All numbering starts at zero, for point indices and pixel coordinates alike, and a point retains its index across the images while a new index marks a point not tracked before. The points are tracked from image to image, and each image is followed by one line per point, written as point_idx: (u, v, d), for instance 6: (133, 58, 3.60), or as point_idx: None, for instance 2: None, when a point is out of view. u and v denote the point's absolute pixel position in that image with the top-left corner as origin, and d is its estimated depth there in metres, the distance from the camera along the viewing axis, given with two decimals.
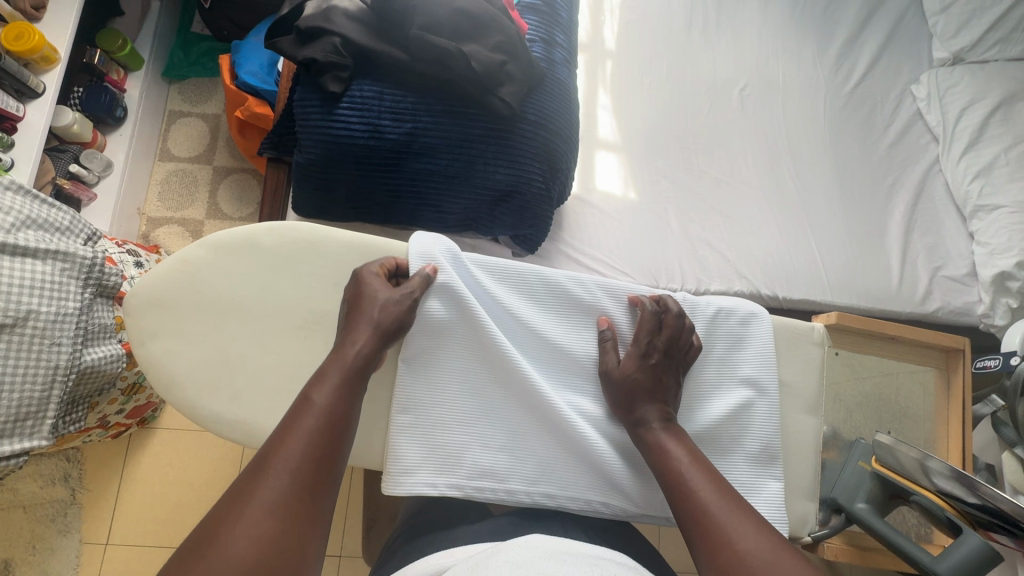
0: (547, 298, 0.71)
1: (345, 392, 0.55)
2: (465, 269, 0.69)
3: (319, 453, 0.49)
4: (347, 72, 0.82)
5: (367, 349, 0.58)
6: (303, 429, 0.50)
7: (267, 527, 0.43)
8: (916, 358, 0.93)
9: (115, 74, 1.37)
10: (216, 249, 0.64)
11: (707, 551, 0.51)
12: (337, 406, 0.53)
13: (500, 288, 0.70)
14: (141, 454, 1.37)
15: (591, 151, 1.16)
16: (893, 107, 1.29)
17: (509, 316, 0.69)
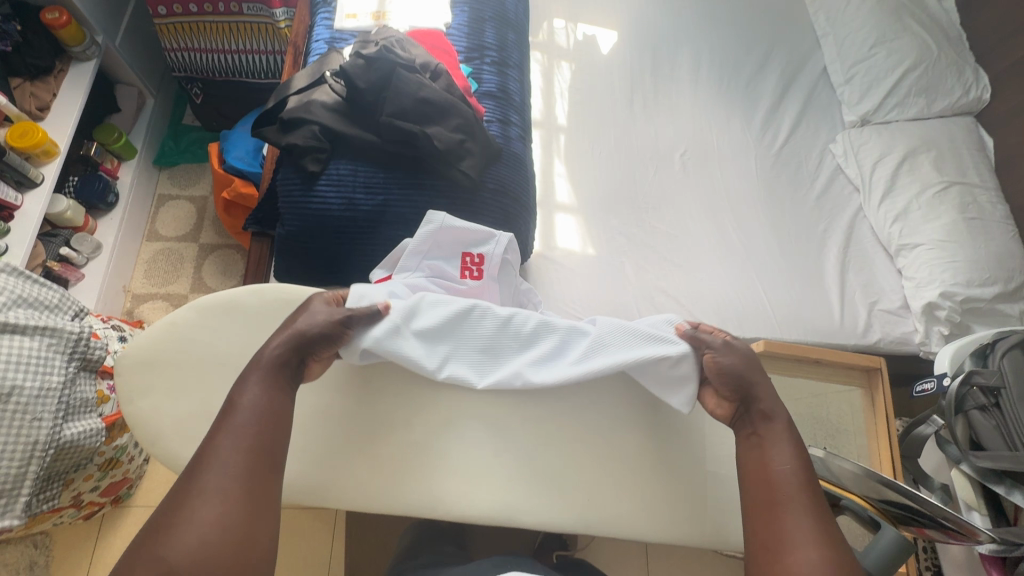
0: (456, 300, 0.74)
1: (272, 389, 0.60)
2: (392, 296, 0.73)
3: (264, 442, 0.56)
4: (325, 154, 0.93)
5: (283, 352, 0.62)
6: (238, 429, 0.56)
7: (206, 532, 0.49)
8: (841, 379, 1.08)
9: (109, 163, 1.48)
10: (205, 310, 0.65)
11: (760, 544, 0.58)
12: (266, 394, 0.59)
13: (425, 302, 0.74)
14: (112, 537, 1.33)
15: (551, 214, 1.28)
16: (816, 164, 1.45)
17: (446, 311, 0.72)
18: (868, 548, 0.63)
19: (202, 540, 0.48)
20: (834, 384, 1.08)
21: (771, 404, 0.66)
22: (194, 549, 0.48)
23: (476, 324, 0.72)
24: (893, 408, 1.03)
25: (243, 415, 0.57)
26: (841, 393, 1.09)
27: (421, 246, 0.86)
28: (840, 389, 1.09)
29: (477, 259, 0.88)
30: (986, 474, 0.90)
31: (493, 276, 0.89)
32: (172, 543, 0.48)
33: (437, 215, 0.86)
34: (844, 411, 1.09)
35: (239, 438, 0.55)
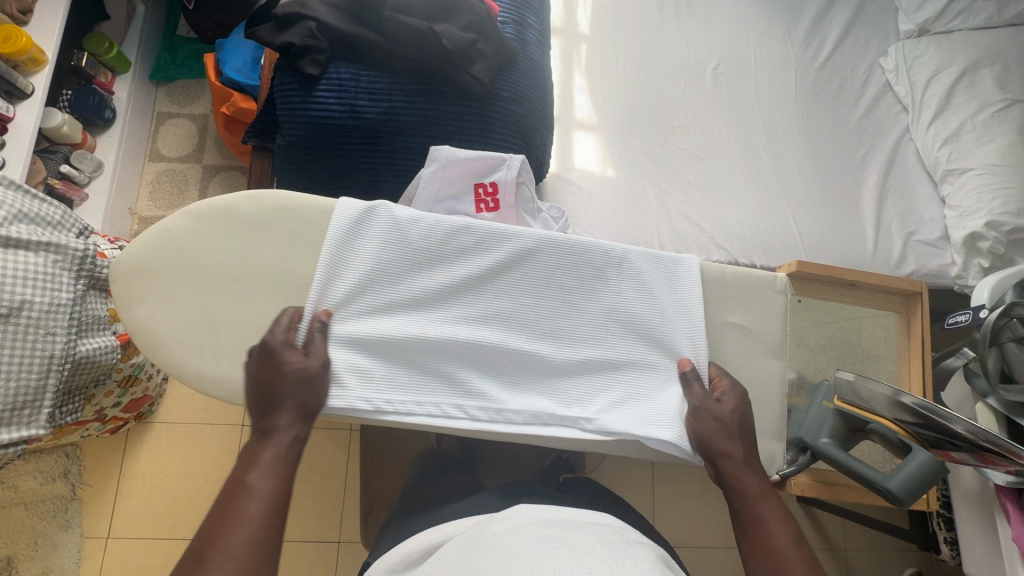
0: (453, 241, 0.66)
1: (282, 472, 0.52)
2: (387, 224, 0.64)
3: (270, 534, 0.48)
4: (323, 55, 0.85)
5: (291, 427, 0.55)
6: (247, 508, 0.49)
7: None
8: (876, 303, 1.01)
9: (103, 76, 1.40)
10: (197, 216, 0.61)
11: None
12: (278, 470, 0.52)
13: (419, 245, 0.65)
14: (138, 450, 1.39)
15: (569, 132, 1.20)
16: (862, 81, 1.32)
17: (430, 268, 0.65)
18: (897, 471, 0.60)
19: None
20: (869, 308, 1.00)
21: (742, 475, 0.60)
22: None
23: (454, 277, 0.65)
24: (929, 339, 0.98)
25: (254, 493, 0.50)
26: (875, 317, 1.01)
27: (432, 187, 0.83)
28: (875, 313, 1.01)
29: (491, 189, 0.86)
30: (1014, 407, 0.86)
31: (510, 204, 0.87)
32: None
33: (441, 149, 0.81)
34: (876, 334, 1.01)
35: (247, 521, 0.48)
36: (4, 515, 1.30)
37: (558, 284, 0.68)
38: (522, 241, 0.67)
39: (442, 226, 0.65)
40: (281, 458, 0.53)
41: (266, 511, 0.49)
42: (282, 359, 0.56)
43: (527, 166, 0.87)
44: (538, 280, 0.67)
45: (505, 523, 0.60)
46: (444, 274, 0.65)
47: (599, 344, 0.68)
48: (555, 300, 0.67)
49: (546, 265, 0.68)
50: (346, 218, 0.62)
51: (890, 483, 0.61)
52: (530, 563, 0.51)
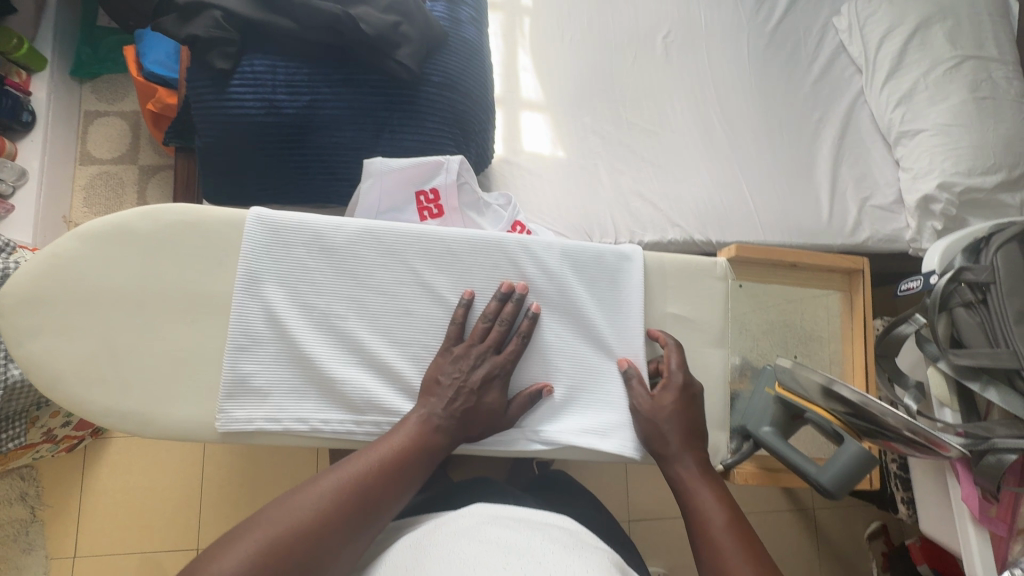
0: (369, 251, 0.60)
1: (420, 441, 0.55)
2: (298, 233, 0.58)
3: (374, 491, 0.51)
4: (234, 47, 0.79)
5: (454, 421, 0.56)
6: (351, 464, 0.52)
7: (261, 548, 0.45)
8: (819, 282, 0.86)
9: (16, 76, 1.30)
10: (89, 238, 0.55)
11: None
12: (407, 453, 0.54)
13: (342, 253, 0.59)
14: (98, 467, 1.35)
15: (516, 113, 1.15)
16: (816, 43, 1.29)
17: (353, 280, 0.59)
18: (830, 464, 0.58)
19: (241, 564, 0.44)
20: (811, 288, 0.86)
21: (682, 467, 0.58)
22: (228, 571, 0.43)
23: (377, 286, 0.60)
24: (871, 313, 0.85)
25: (370, 459, 0.53)
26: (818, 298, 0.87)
27: (372, 201, 0.82)
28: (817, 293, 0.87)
29: (432, 195, 0.85)
30: (963, 371, 0.87)
31: (454, 207, 0.87)
32: (237, 542, 0.45)
33: (374, 164, 0.81)
34: (821, 317, 0.87)
35: (353, 476, 0.51)
36: None
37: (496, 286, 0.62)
38: (451, 244, 0.61)
39: (367, 234, 0.60)
40: (415, 440, 0.55)
41: (370, 484, 0.51)
42: (499, 386, 0.59)
43: (467, 166, 0.86)
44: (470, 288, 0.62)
45: (458, 523, 0.59)
46: (371, 283, 0.60)
47: (540, 352, 0.62)
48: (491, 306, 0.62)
49: (474, 267, 0.62)
50: (251, 229, 0.57)
51: (823, 479, 0.58)
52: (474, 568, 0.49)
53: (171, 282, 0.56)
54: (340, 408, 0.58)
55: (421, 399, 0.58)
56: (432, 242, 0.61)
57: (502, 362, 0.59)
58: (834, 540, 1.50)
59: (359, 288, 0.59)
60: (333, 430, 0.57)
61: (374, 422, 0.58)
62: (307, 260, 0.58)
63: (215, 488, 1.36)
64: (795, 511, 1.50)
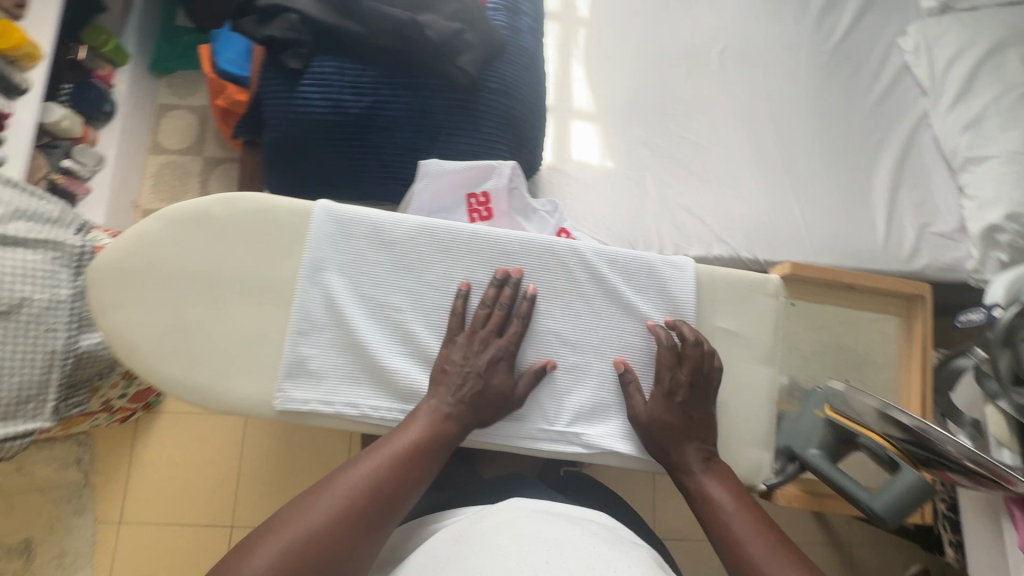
0: (426, 247, 0.62)
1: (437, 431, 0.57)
2: (362, 226, 0.61)
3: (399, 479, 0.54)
4: (307, 49, 0.83)
5: (467, 406, 0.58)
6: (375, 456, 0.54)
7: (299, 539, 0.48)
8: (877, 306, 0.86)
9: (102, 69, 1.40)
10: (171, 221, 0.59)
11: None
12: (420, 446, 0.56)
13: (400, 247, 0.62)
14: (147, 439, 1.42)
15: (567, 121, 1.16)
16: (879, 63, 1.25)
17: (408, 274, 0.61)
18: (884, 491, 0.57)
19: (277, 557, 0.47)
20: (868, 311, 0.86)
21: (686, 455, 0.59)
22: (269, 559, 0.47)
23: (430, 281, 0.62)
24: (932, 342, 0.85)
25: (392, 449, 0.55)
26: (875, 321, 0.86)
27: (425, 200, 0.85)
28: (873, 316, 0.86)
29: (482, 198, 0.87)
30: None
31: (504, 210, 0.89)
32: (278, 533, 0.49)
33: (428, 165, 0.84)
34: (875, 340, 0.85)
35: (379, 465, 0.54)
36: (21, 500, 1.35)
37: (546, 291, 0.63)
38: (504, 245, 0.63)
39: (425, 231, 0.62)
40: (426, 434, 0.56)
41: (396, 473, 0.54)
42: (504, 368, 0.60)
43: (518, 171, 0.88)
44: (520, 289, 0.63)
45: (500, 513, 0.60)
46: (425, 279, 0.62)
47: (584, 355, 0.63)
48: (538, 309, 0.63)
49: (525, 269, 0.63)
50: (319, 220, 0.60)
51: (875, 504, 0.58)
52: (515, 565, 0.50)
53: (240, 266, 0.59)
54: (389, 395, 0.60)
55: (432, 389, 0.59)
56: (487, 242, 0.63)
57: (505, 346, 0.60)
58: None
59: (414, 281, 0.62)
60: (381, 416, 0.59)
61: (420, 411, 0.60)
62: (366, 252, 0.61)
63: (252, 468, 1.41)
64: (829, 545, 1.44)
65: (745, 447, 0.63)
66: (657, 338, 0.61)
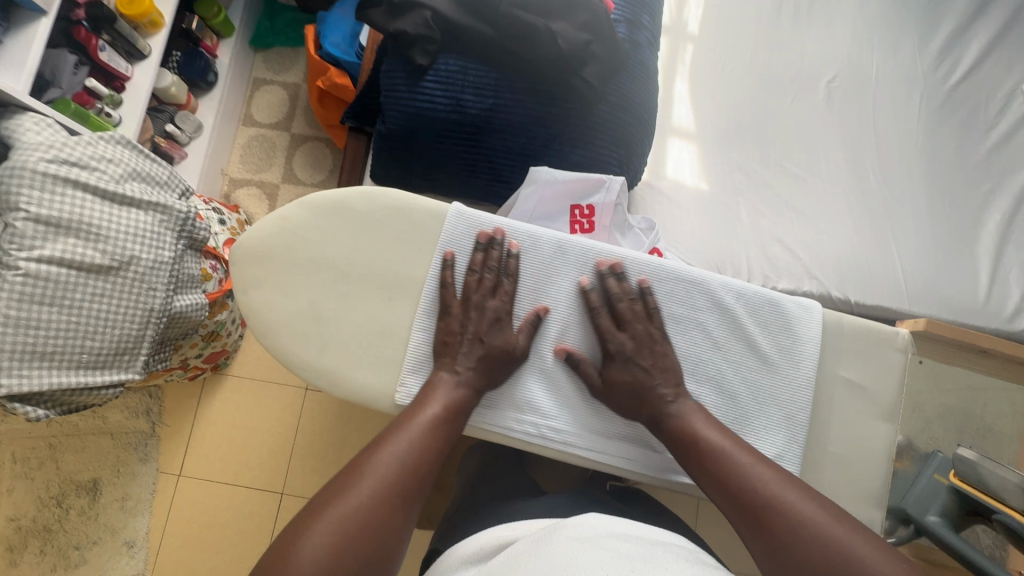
0: (553, 263, 0.62)
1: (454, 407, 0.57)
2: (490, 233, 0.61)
3: (425, 455, 0.54)
4: (434, 46, 0.84)
5: (476, 370, 0.58)
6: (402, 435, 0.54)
7: (342, 523, 0.47)
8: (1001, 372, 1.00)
9: (209, 40, 1.45)
10: (316, 208, 0.61)
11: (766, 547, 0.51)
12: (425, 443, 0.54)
13: (526, 259, 0.62)
14: (211, 399, 1.47)
15: (665, 138, 1.15)
16: (999, 109, 1.19)
17: (533, 289, 0.62)
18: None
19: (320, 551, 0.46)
20: None
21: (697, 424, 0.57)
22: (317, 545, 0.46)
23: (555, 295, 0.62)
24: None
25: (415, 426, 0.55)
26: None
27: (529, 206, 0.86)
28: None
29: (587, 210, 0.87)
30: None
31: (605, 225, 0.89)
32: (318, 522, 0.47)
33: (539, 173, 0.84)
34: None
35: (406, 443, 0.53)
36: (92, 441, 1.42)
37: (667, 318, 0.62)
38: (631, 268, 0.62)
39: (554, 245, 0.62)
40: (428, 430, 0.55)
41: (423, 451, 0.54)
42: (501, 326, 0.59)
43: (626, 188, 0.87)
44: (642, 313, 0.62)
45: (575, 526, 0.58)
46: (551, 291, 0.62)
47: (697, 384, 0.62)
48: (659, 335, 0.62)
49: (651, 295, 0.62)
50: (450, 223, 0.61)
51: None
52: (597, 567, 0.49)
53: (376, 259, 0.60)
54: (506, 403, 0.61)
55: (437, 362, 0.59)
56: (617, 261, 0.63)
57: (498, 305, 0.59)
58: None
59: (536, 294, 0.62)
60: (498, 424, 0.60)
61: (534, 421, 0.60)
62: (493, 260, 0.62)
63: (307, 440, 1.46)
64: None
65: (855, 501, 0.61)
66: (620, 290, 0.61)
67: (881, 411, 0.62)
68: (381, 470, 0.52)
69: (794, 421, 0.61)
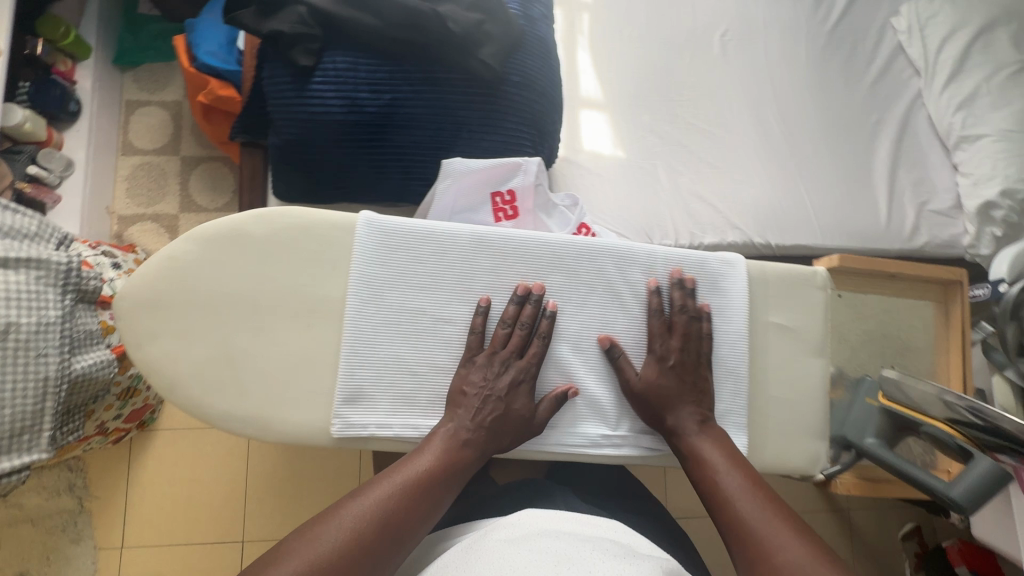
0: (479, 260, 0.59)
1: (447, 460, 0.53)
2: (407, 240, 0.57)
3: (405, 511, 0.50)
4: (317, 44, 0.77)
5: (483, 418, 0.55)
6: (383, 487, 0.50)
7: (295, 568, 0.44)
8: (916, 292, 0.95)
9: (62, 65, 1.28)
10: (205, 241, 0.54)
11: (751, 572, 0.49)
12: (439, 471, 0.53)
13: (449, 262, 0.58)
14: (144, 459, 1.34)
15: (576, 111, 1.14)
16: (874, 44, 1.27)
17: (463, 290, 0.58)
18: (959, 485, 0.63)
19: (311, 567, 0.44)
20: (908, 299, 0.95)
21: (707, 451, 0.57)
22: None
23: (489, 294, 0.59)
24: (969, 325, 0.93)
25: (398, 480, 0.51)
26: (914, 308, 0.95)
27: (448, 201, 0.82)
28: (913, 303, 0.95)
29: (508, 196, 0.85)
30: None
31: (529, 209, 0.87)
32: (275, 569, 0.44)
33: (453, 164, 0.80)
34: (915, 326, 0.96)
35: (380, 497, 0.50)
36: (9, 533, 1.26)
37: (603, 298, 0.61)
38: (559, 251, 0.60)
39: (477, 242, 0.59)
40: (443, 457, 0.53)
41: (399, 506, 0.50)
42: (524, 392, 0.57)
43: (544, 168, 0.85)
44: (578, 295, 0.61)
45: (512, 528, 0.62)
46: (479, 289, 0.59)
47: (640, 355, 0.61)
48: (596, 313, 0.61)
49: (583, 275, 0.61)
50: (362, 235, 0.57)
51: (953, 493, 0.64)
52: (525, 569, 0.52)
53: (287, 287, 0.55)
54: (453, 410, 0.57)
55: (448, 412, 0.56)
56: (546, 250, 0.60)
57: (525, 367, 0.57)
58: (868, 539, 1.53)
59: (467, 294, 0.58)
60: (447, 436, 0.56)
61: None
62: (415, 268, 0.57)
63: (260, 480, 1.37)
64: (829, 511, 1.52)
65: (802, 438, 0.64)
66: (673, 302, 0.61)
67: (814, 348, 0.64)
68: (350, 519, 0.48)
69: (736, 375, 0.62)
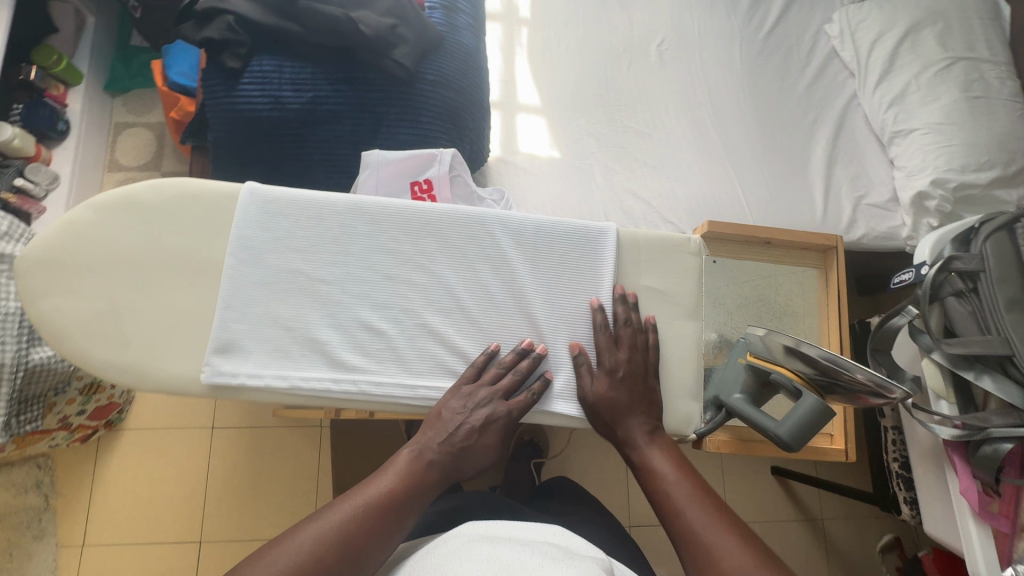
0: (355, 225, 0.63)
1: (406, 484, 0.57)
2: (286, 207, 0.62)
3: (366, 531, 0.54)
4: (245, 49, 0.86)
5: (445, 447, 0.59)
6: (344, 509, 0.55)
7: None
8: (792, 259, 0.87)
9: (54, 89, 1.40)
10: (101, 208, 0.60)
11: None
12: (399, 492, 0.57)
13: (326, 226, 0.63)
14: (109, 457, 1.39)
15: (513, 116, 1.20)
16: (808, 51, 1.32)
17: (338, 253, 0.62)
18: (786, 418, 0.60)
19: None
20: (786, 266, 0.87)
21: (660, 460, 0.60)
22: None
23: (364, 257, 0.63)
24: (846, 290, 0.85)
25: (359, 502, 0.55)
26: (794, 275, 0.87)
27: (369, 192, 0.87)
28: (793, 270, 0.87)
29: (426, 185, 0.88)
30: (956, 361, 0.87)
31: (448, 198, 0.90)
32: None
33: (372, 155, 0.86)
34: (796, 293, 0.87)
35: (342, 519, 0.54)
36: None
37: (475, 261, 0.65)
38: (432, 217, 0.64)
39: (353, 209, 0.63)
40: (405, 478, 0.58)
41: (358, 526, 0.54)
42: (497, 431, 0.60)
43: (459, 159, 0.89)
44: (451, 259, 0.64)
45: (455, 538, 0.59)
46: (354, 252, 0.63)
47: (511, 315, 0.65)
48: (470, 274, 0.64)
49: (456, 240, 0.65)
50: (245, 202, 0.62)
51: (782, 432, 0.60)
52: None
53: (173, 250, 0.60)
54: (324, 365, 0.60)
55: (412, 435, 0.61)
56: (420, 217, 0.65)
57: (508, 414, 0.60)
58: (844, 551, 1.47)
59: (342, 256, 0.62)
60: (315, 387, 0.59)
61: (359, 377, 0.60)
62: (293, 232, 0.62)
63: (220, 482, 1.39)
64: (801, 520, 1.48)
65: (673, 396, 0.67)
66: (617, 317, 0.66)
67: (685, 310, 0.69)
68: (313, 536, 0.52)
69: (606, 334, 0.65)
